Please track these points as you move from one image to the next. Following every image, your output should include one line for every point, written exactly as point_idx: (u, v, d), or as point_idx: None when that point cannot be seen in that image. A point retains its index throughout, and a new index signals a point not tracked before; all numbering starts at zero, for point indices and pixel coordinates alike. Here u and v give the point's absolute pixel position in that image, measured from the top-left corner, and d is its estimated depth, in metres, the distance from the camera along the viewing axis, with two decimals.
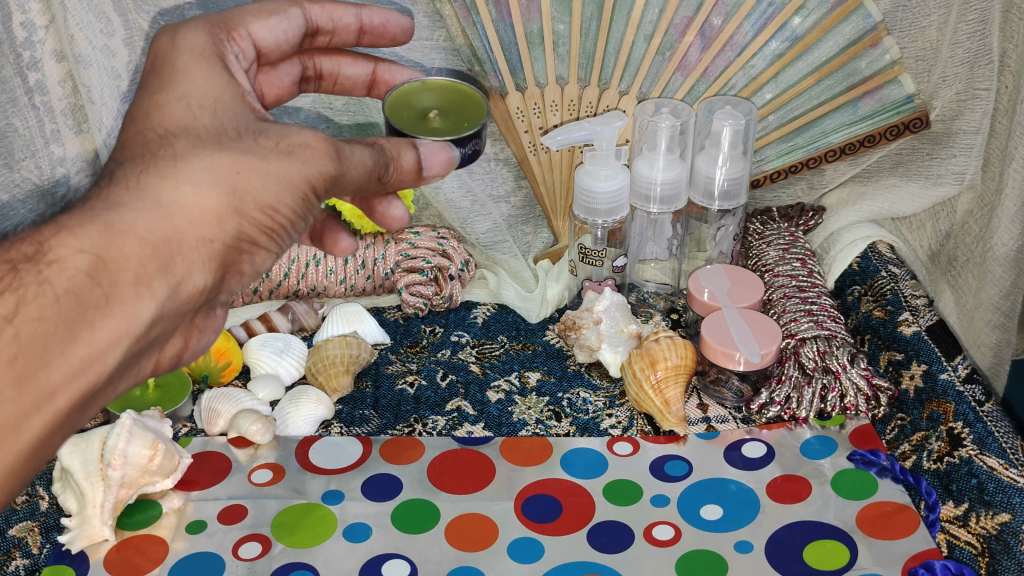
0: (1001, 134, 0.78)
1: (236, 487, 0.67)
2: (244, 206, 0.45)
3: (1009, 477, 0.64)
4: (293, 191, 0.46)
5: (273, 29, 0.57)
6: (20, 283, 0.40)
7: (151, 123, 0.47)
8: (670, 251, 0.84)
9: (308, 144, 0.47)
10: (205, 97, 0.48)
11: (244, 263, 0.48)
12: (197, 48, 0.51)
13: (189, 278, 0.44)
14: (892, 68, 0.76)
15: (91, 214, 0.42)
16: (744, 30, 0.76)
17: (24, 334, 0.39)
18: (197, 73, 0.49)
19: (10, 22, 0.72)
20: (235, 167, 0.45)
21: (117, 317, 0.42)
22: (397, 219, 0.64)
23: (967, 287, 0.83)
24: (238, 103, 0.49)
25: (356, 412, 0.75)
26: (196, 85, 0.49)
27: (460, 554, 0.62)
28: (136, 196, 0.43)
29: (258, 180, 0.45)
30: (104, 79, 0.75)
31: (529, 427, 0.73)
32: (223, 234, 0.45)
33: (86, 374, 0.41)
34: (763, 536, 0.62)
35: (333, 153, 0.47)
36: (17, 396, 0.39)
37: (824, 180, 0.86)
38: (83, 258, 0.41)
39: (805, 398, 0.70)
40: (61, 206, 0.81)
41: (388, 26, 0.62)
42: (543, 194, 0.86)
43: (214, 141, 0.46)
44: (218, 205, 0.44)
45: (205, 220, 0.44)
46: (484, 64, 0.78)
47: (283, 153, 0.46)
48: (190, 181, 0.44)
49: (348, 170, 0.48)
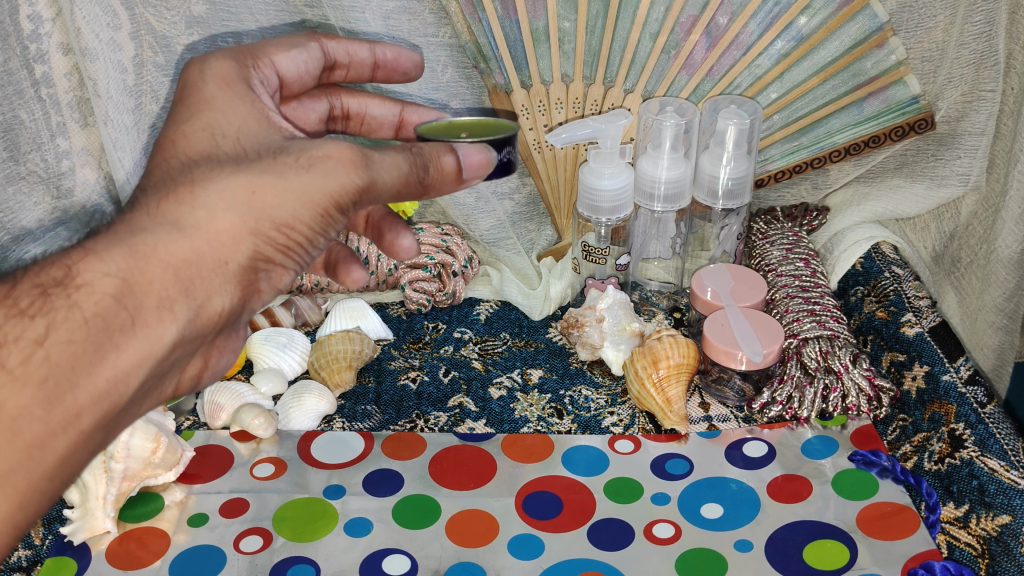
0: (1007, 135, 0.77)
1: (238, 481, 0.68)
2: (261, 225, 0.45)
3: (1010, 479, 0.62)
4: (311, 209, 0.46)
5: (297, 61, 0.57)
6: (50, 307, 0.40)
7: (176, 151, 0.47)
8: (674, 250, 0.83)
9: (329, 156, 0.46)
10: (229, 126, 0.48)
11: (260, 281, 0.47)
12: (224, 77, 0.50)
13: (208, 301, 0.44)
14: (897, 69, 0.75)
15: (113, 239, 0.42)
16: (750, 29, 0.76)
17: (59, 357, 0.40)
18: (227, 104, 0.49)
19: (16, 14, 0.72)
20: (253, 185, 0.44)
21: (140, 339, 0.42)
22: (405, 249, 0.64)
23: (970, 289, 0.82)
24: (264, 128, 0.49)
25: (358, 407, 0.75)
26: (220, 114, 0.48)
27: (460, 549, 0.62)
28: (156, 221, 0.43)
29: (275, 198, 0.45)
30: (111, 72, 0.75)
31: (531, 424, 0.73)
32: (238, 255, 0.45)
33: (109, 395, 0.42)
34: (763, 535, 0.62)
35: (358, 162, 0.46)
36: (45, 417, 0.40)
37: (829, 180, 0.86)
38: (109, 281, 0.41)
39: (807, 398, 0.70)
40: (65, 197, 0.82)
41: (400, 60, 0.62)
42: (548, 191, 0.86)
43: (231, 164, 0.45)
44: (235, 225, 0.44)
45: (221, 241, 0.44)
46: (489, 61, 0.77)
47: (303, 167, 0.45)
48: (206, 207, 0.43)
49: (380, 176, 0.47)
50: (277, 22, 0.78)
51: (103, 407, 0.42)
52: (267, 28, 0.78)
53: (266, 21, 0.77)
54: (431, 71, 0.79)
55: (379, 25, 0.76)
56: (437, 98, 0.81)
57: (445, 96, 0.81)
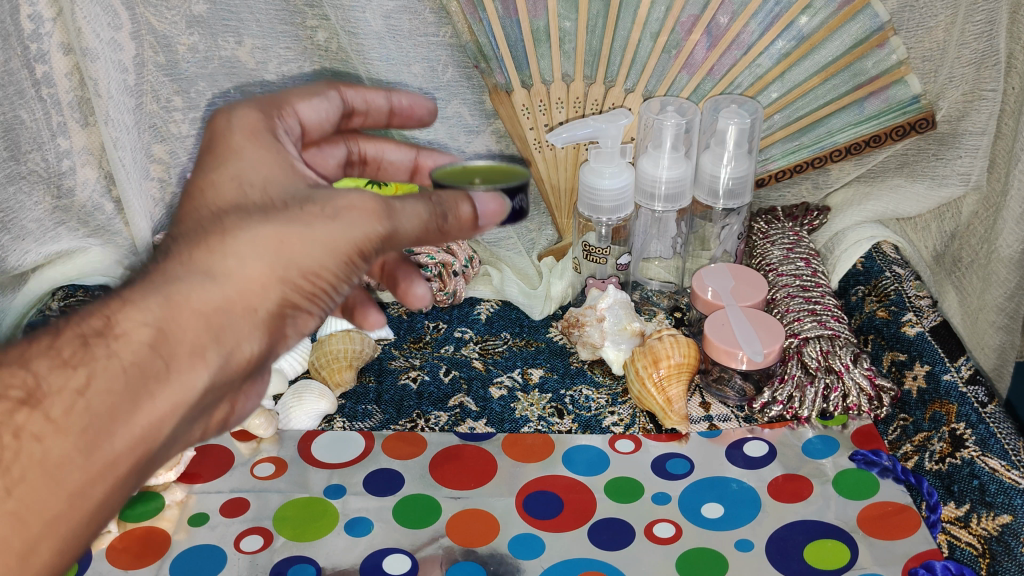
0: (1008, 135, 0.77)
1: (239, 480, 0.68)
2: (289, 273, 0.41)
3: (1011, 479, 0.62)
4: (337, 257, 0.43)
5: (317, 110, 0.54)
6: (90, 356, 0.37)
7: (203, 202, 0.44)
8: (674, 249, 0.83)
9: (354, 206, 0.43)
10: (257, 174, 0.45)
11: (289, 328, 0.44)
12: (253, 128, 0.47)
13: (239, 349, 0.41)
14: (898, 68, 0.75)
15: (148, 287, 0.39)
16: (750, 29, 0.76)
17: (98, 407, 0.36)
18: (256, 154, 0.46)
19: (18, 14, 0.72)
20: (281, 235, 0.41)
21: (175, 387, 0.38)
22: (419, 298, 0.58)
23: (971, 288, 0.82)
24: (290, 178, 0.45)
25: (358, 406, 0.75)
26: (247, 164, 0.45)
27: (460, 549, 0.62)
28: (189, 268, 0.39)
29: (302, 247, 0.41)
30: (112, 72, 0.75)
31: (531, 424, 0.73)
32: (267, 302, 0.41)
33: (146, 444, 0.38)
34: (763, 535, 0.62)
35: (382, 212, 0.44)
36: (84, 464, 0.36)
37: (830, 180, 0.86)
38: (147, 329, 0.38)
39: (807, 398, 0.69)
40: (66, 196, 0.82)
41: (416, 108, 0.58)
42: (549, 190, 0.86)
43: (260, 213, 0.42)
44: (264, 275, 0.41)
45: (252, 290, 0.40)
46: (490, 61, 0.77)
47: (330, 217, 0.42)
48: (236, 254, 0.40)
49: (402, 225, 0.44)
50: (276, 22, 0.78)
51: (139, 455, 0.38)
52: (267, 27, 0.78)
53: (265, 19, 0.77)
54: (432, 71, 0.80)
55: (379, 24, 0.75)
56: (438, 97, 0.81)
57: (446, 96, 0.82)
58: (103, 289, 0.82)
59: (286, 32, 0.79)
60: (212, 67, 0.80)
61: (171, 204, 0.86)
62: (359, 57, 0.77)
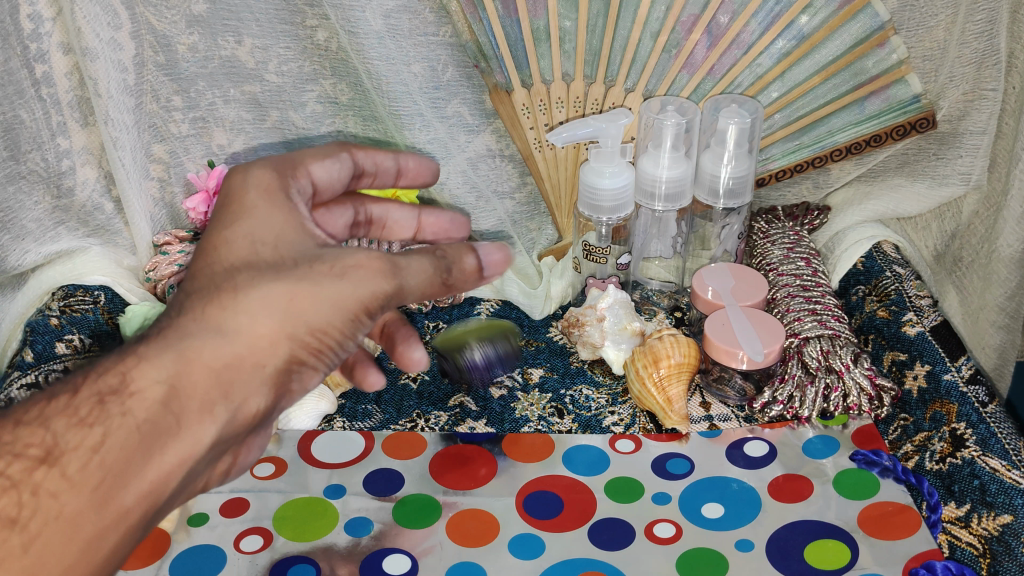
0: (1009, 135, 0.77)
1: (237, 480, 0.67)
2: (297, 331, 0.41)
3: (1012, 479, 0.62)
4: (346, 314, 0.42)
5: (332, 170, 0.50)
6: (104, 414, 0.37)
7: (212, 255, 0.43)
8: (675, 249, 0.83)
9: (362, 264, 0.43)
10: (270, 233, 0.43)
11: (296, 385, 0.43)
12: (270, 187, 0.45)
13: (246, 404, 0.40)
14: (899, 67, 0.75)
15: (162, 344, 0.39)
16: (751, 28, 0.76)
17: (112, 462, 0.37)
18: (270, 212, 0.44)
19: (17, 14, 0.72)
20: (290, 293, 0.41)
21: (184, 443, 0.38)
22: (415, 363, 0.58)
23: (972, 287, 0.82)
24: (303, 236, 0.44)
25: (358, 406, 0.75)
26: (259, 221, 0.43)
27: (461, 549, 0.62)
28: (201, 325, 0.40)
29: (312, 305, 0.41)
30: (112, 71, 0.74)
31: (531, 423, 0.73)
32: (275, 358, 0.41)
33: (155, 497, 0.38)
34: (763, 535, 0.62)
35: (389, 270, 0.43)
36: (96, 519, 0.37)
37: (830, 179, 0.86)
38: (159, 386, 0.38)
39: (807, 398, 0.70)
40: (65, 196, 0.82)
41: (421, 171, 0.54)
42: (549, 190, 0.86)
43: (272, 269, 0.41)
44: (272, 332, 0.40)
45: (260, 347, 0.40)
46: (489, 60, 0.77)
47: (338, 274, 0.42)
48: (248, 311, 0.40)
49: (408, 281, 0.44)
50: (275, 21, 0.77)
51: (149, 506, 0.38)
52: (267, 27, 0.78)
53: (265, 19, 0.77)
54: (431, 70, 0.79)
55: (379, 24, 0.75)
56: (438, 97, 0.80)
57: (446, 95, 0.81)
58: (103, 288, 0.81)
59: (285, 32, 0.78)
60: (212, 66, 0.80)
61: (173, 204, 0.86)
62: (359, 56, 0.76)
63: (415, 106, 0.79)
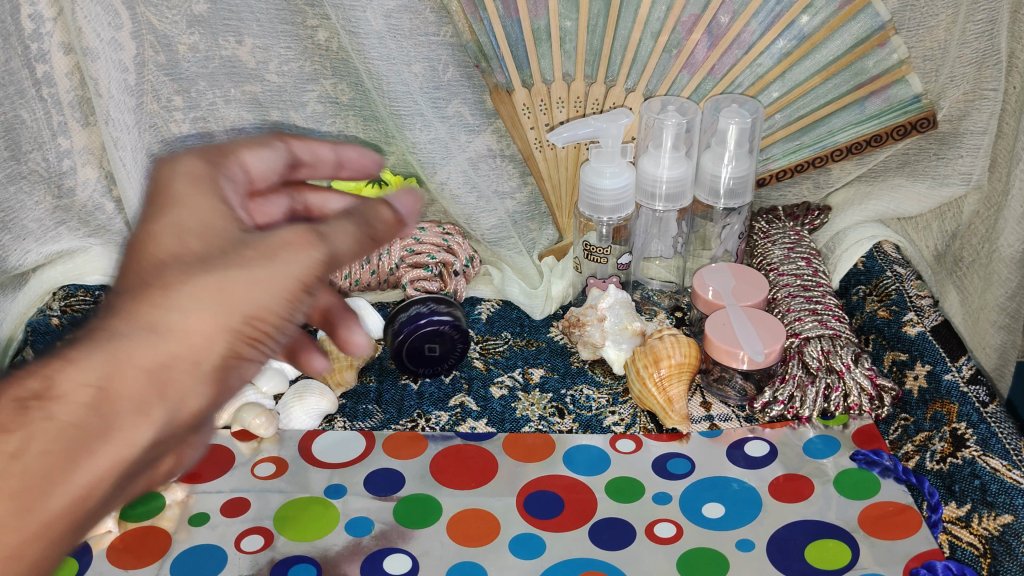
0: (1009, 135, 0.77)
1: (239, 480, 0.68)
2: (235, 321, 0.36)
3: (1012, 479, 0.63)
4: (283, 299, 0.38)
5: (266, 160, 0.47)
6: (22, 420, 0.31)
7: (134, 257, 0.37)
8: (675, 249, 0.83)
9: (290, 243, 0.39)
10: (197, 221, 0.39)
11: (235, 383, 0.38)
12: (199, 175, 0.42)
13: (184, 404, 0.35)
14: (900, 67, 0.75)
15: (89, 343, 0.33)
16: (751, 28, 0.76)
17: (37, 469, 0.31)
18: (197, 199, 0.40)
19: (18, 14, 0.72)
20: (221, 282, 0.36)
21: (114, 445, 0.33)
22: (358, 347, 0.49)
23: (972, 287, 0.82)
24: (232, 223, 0.40)
25: (359, 406, 0.75)
26: (187, 211, 0.39)
27: (462, 548, 0.62)
28: (130, 323, 0.34)
29: (246, 292, 0.37)
30: (112, 71, 0.74)
31: (532, 423, 0.73)
32: (212, 354, 0.36)
33: (86, 505, 0.33)
34: (764, 534, 0.62)
35: (316, 240, 0.40)
36: (17, 530, 0.31)
37: (830, 179, 0.86)
38: (87, 389, 0.32)
39: (808, 398, 0.70)
40: (66, 196, 0.82)
41: (365, 161, 0.51)
42: (550, 189, 0.87)
43: (200, 261, 0.37)
44: (208, 325, 0.35)
45: (194, 343, 0.35)
46: (490, 61, 0.77)
47: (268, 258, 0.38)
48: (179, 305, 0.35)
49: (338, 248, 0.41)
50: (276, 21, 0.77)
51: (78, 516, 0.33)
52: (267, 27, 0.78)
53: (266, 19, 0.77)
54: (432, 70, 0.78)
55: (379, 24, 0.74)
56: (438, 97, 0.79)
57: (446, 96, 0.80)
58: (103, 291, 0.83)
59: (286, 32, 0.78)
60: (213, 66, 0.80)
61: None
62: (359, 56, 0.76)
63: (415, 105, 0.79)
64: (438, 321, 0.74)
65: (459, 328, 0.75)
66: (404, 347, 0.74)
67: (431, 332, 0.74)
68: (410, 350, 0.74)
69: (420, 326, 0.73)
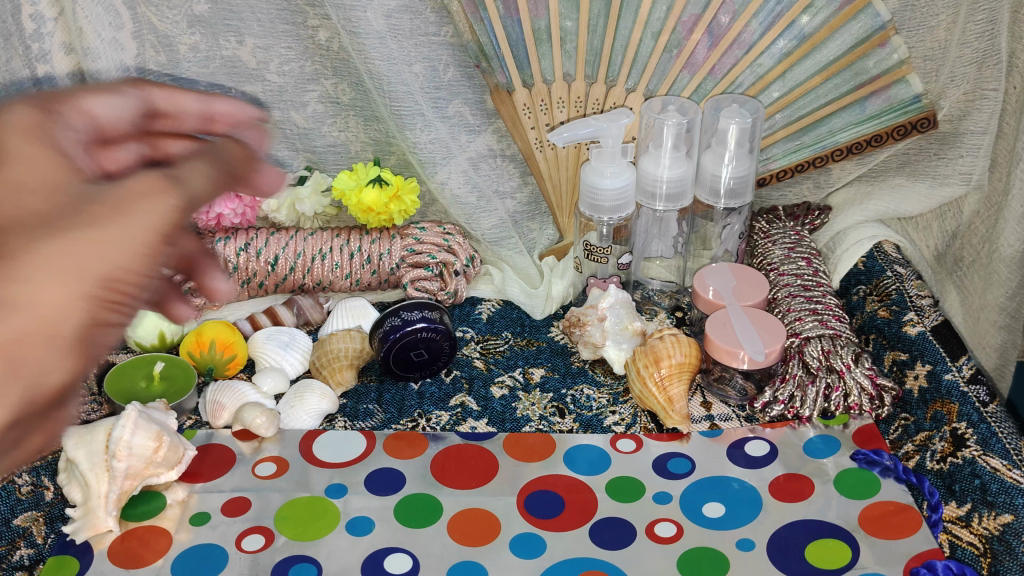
0: (1009, 135, 0.77)
1: (240, 480, 0.68)
2: (93, 284, 0.23)
3: (1012, 479, 0.62)
4: (157, 254, 0.25)
5: (116, 108, 0.31)
6: None
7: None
8: (676, 249, 0.83)
9: (149, 180, 0.26)
10: (31, 175, 0.25)
11: (90, 365, 0.23)
12: (30, 125, 0.27)
13: (42, 393, 0.22)
14: (900, 67, 0.75)
15: None
16: (752, 28, 0.76)
17: None
18: (29, 150, 0.26)
19: (20, 14, 0.72)
20: (59, 240, 0.23)
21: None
22: None
23: (972, 287, 0.82)
24: (70, 175, 0.26)
25: (359, 406, 0.75)
26: (23, 165, 0.26)
27: (463, 548, 0.62)
28: None
29: (97, 250, 0.23)
30: (112, 70, 0.75)
31: (533, 423, 0.73)
32: (66, 331, 0.22)
33: None
34: (765, 534, 0.62)
35: (172, 181, 0.27)
36: None
37: (830, 179, 0.86)
38: None
39: (808, 398, 0.70)
40: None
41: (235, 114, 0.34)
42: (550, 189, 0.87)
43: (29, 219, 0.24)
44: (55, 294, 0.22)
45: (39, 325, 0.22)
46: (491, 60, 0.77)
47: (117, 206, 0.25)
48: (21, 270, 0.22)
49: (202, 190, 0.28)
50: (277, 21, 0.78)
51: None
52: (268, 27, 0.78)
53: (267, 19, 0.77)
54: (433, 70, 0.79)
55: (381, 23, 0.75)
56: (439, 97, 0.80)
57: (448, 95, 0.81)
58: None
59: (287, 31, 0.78)
60: (214, 66, 0.80)
61: None
62: (360, 56, 0.76)
63: (416, 105, 0.79)
64: (415, 330, 0.74)
65: (439, 330, 0.75)
66: (389, 359, 0.75)
67: (411, 340, 0.74)
68: (397, 361, 0.75)
69: (398, 339, 0.74)
